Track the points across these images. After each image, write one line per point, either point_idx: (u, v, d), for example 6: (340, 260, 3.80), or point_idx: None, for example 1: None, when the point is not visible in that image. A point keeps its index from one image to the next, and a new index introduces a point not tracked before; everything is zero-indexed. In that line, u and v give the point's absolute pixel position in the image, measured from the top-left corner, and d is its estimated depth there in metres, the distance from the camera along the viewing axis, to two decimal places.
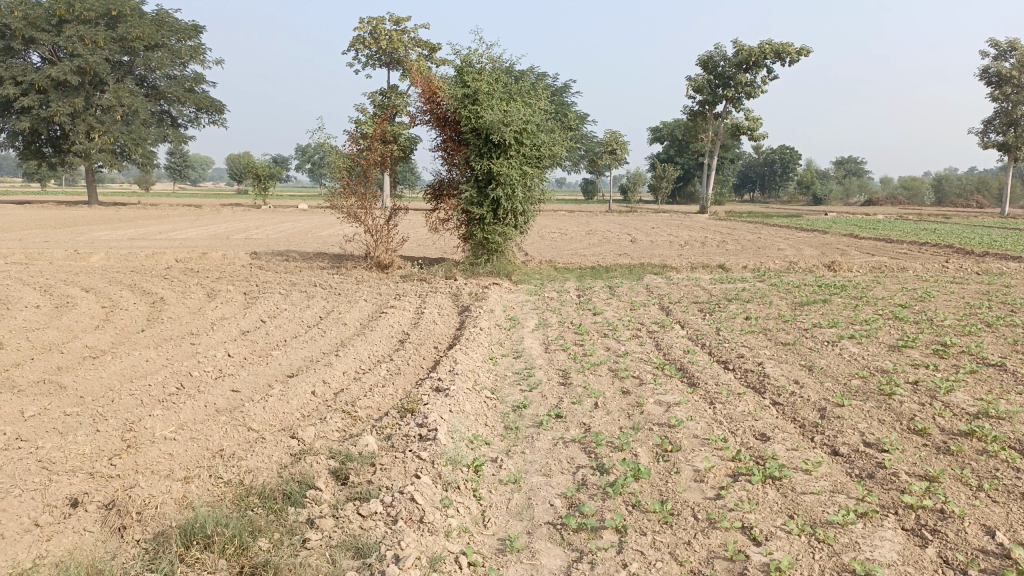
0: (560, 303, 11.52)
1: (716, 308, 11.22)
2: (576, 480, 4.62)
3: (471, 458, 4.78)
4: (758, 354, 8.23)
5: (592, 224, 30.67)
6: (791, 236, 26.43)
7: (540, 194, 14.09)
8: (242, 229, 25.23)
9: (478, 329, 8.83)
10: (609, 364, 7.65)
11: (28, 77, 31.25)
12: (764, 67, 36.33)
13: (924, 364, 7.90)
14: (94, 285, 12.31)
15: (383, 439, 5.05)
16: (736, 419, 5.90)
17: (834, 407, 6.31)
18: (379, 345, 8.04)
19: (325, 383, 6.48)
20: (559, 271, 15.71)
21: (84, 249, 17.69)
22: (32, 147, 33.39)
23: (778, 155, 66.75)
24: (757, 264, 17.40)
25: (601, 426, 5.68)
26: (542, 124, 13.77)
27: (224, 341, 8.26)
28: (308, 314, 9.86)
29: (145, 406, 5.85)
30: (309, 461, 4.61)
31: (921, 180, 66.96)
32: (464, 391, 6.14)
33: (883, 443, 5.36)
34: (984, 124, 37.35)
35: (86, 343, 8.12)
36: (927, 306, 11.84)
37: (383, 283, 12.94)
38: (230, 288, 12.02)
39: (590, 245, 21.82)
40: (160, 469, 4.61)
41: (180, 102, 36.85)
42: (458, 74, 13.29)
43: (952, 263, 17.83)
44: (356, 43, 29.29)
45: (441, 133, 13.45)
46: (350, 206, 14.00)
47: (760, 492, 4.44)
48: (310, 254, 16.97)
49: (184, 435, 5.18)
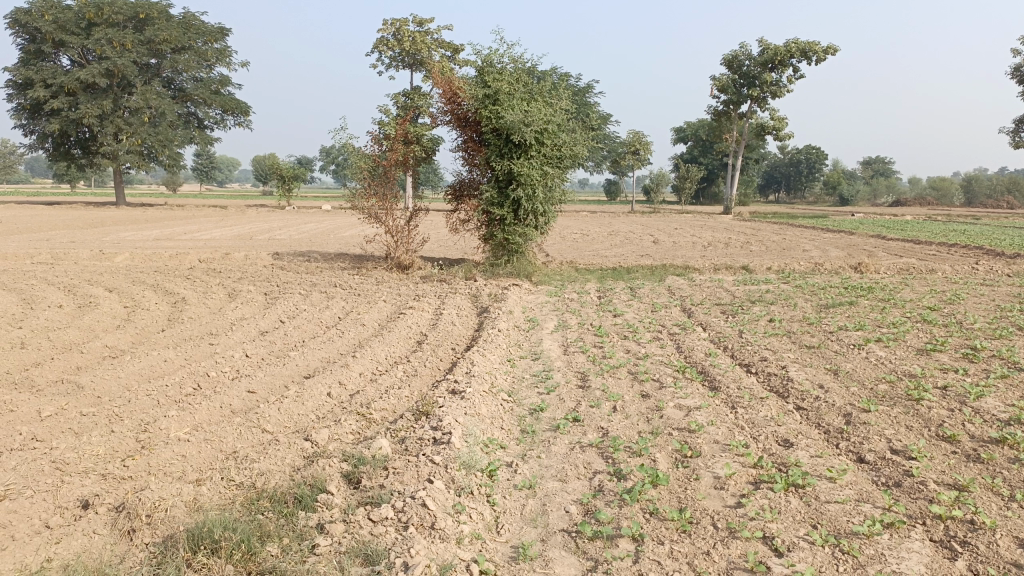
0: (580, 304, 11.40)
1: (739, 310, 11.05)
2: (592, 485, 4.52)
3: (485, 462, 4.70)
4: (782, 357, 8.06)
5: (614, 225, 30.51)
6: (816, 236, 26.09)
7: (561, 194, 13.98)
8: (266, 229, 25.44)
9: (497, 330, 8.76)
10: (629, 366, 7.54)
11: (58, 80, 31.73)
12: (790, 66, 35.93)
13: (953, 368, 7.69)
14: (117, 284, 12.41)
15: (398, 442, 4.99)
16: (758, 424, 5.76)
17: (860, 412, 6.14)
18: (396, 346, 7.99)
19: (342, 385, 6.44)
20: (580, 271, 15.62)
21: (109, 249, 17.89)
22: (62, 149, 33.89)
23: (804, 155, 66.03)
24: (782, 265, 17.16)
25: (620, 430, 5.57)
26: (563, 124, 13.67)
27: (242, 341, 8.26)
28: (327, 315, 9.85)
29: (161, 407, 5.84)
30: (322, 464, 4.56)
31: (950, 180, 65.88)
32: (480, 394, 6.05)
33: (910, 450, 5.20)
34: (1016, 122, 36.67)
35: (106, 343, 8.17)
36: (957, 309, 11.57)
37: (403, 284, 12.91)
38: (251, 288, 12.06)
39: (612, 245, 21.69)
40: (172, 471, 4.59)
41: (206, 104, 37.13)
42: (479, 74, 13.24)
43: (982, 265, 17.48)
44: (380, 45, 29.42)
45: (462, 133, 13.41)
46: (371, 207, 14.00)
47: (783, 501, 4.30)
48: (332, 255, 17.04)
49: (198, 436, 5.16)
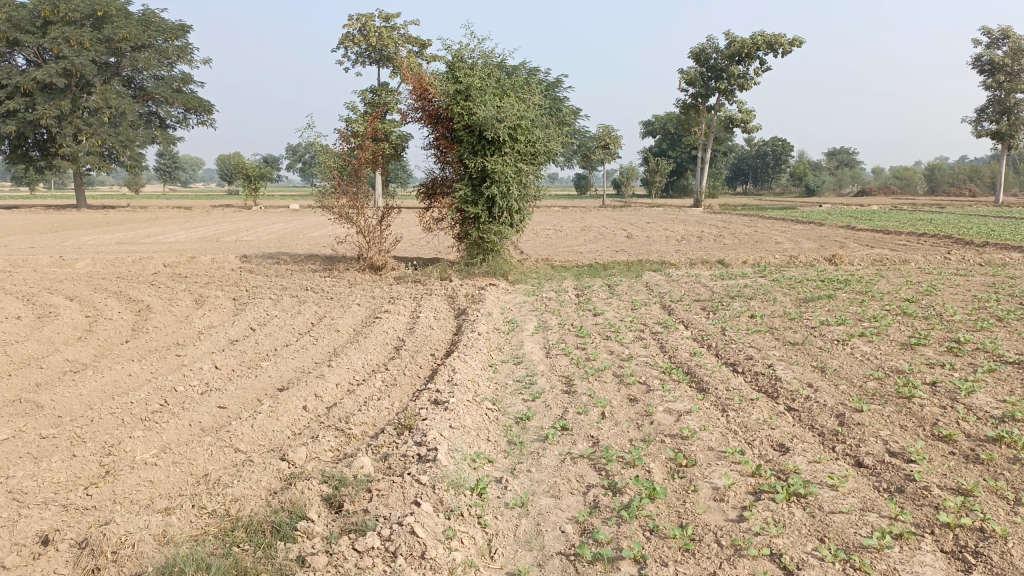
0: (559, 304, 11.19)
1: (719, 307, 10.93)
2: (587, 501, 4.32)
3: (474, 479, 4.46)
4: (767, 355, 7.92)
5: (586, 220, 30.41)
6: (788, 229, 26.16)
7: (536, 191, 13.75)
8: (234, 230, 24.90)
9: (476, 333, 8.51)
10: (614, 369, 7.35)
11: (13, 80, 30.78)
12: (757, 58, 36.05)
13: (939, 362, 7.62)
14: (78, 292, 11.95)
15: (380, 460, 4.74)
16: (751, 428, 5.60)
17: (853, 412, 6.00)
18: (373, 354, 7.71)
19: (317, 397, 6.14)
20: (556, 269, 15.41)
21: (69, 254, 17.31)
22: (19, 151, 32.89)
23: (770, 147, 66.59)
24: (758, 258, 17.13)
25: (610, 439, 5.36)
26: (536, 120, 13.44)
27: (211, 351, 7.93)
28: (299, 321, 9.52)
29: (125, 427, 5.51)
30: (300, 488, 4.30)
31: (913, 169, 66.84)
32: (464, 404, 5.81)
33: (909, 453, 5.07)
34: (978, 112, 37.19)
35: (66, 357, 7.78)
36: (934, 300, 11.57)
37: (377, 286, 12.60)
38: (219, 294, 11.68)
39: (586, 241, 21.54)
40: (140, 499, 4.30)
41: (168, 103, 36.30)
42: (449, 70, 12.97)
43: (954, 254, 17.60)
44: (345, 40, 28.93)
45: (433, 131, 13.11)
46: (341, 207, 13.68)
47: (787, 513, 4.13)
48: (302, 257, 16.65)
49: (166, 459, 4.85)
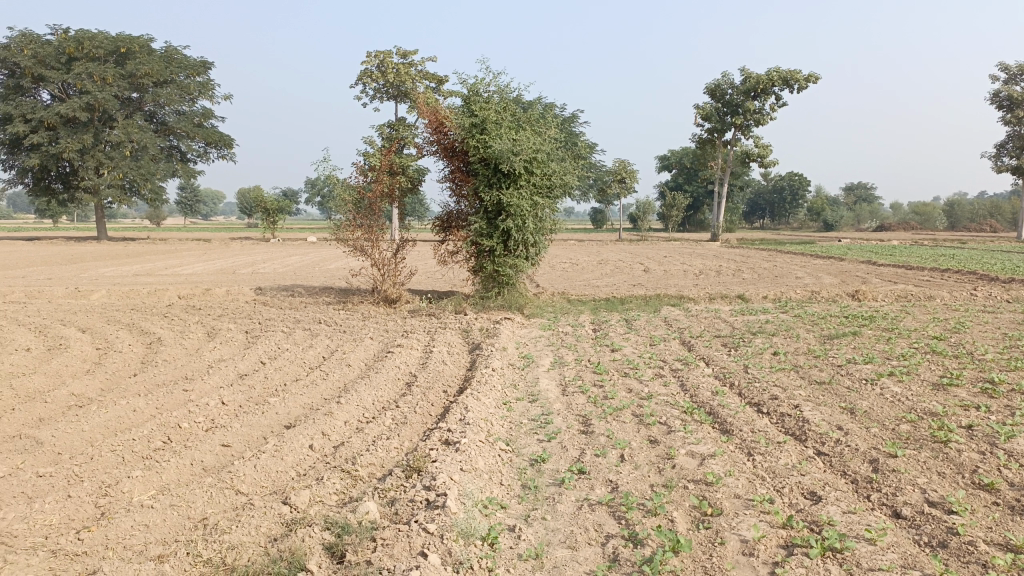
0: (575, 339, 10.93)
1: (741, 343, 10.63)
2: (606, 554, 4.04)
3: (486, 528, 4.20)
4: (793, 395, 7.61)
5: (603, 253, 30.21)
6: (807, 264, 25.82)
7: (552, 224, 13.58)
8: (251, 263, 24.94)
9: (490, 369, 8.27)
10: (633, 408, 7.06)
11: (38, 114, 31.25)
12: (773, 94, 36.03)
13: (974, 404, 7.27)
14: (91, 324, 11.86)
15: (386, 505, 4.49)
16: (780, 474, 5.30)
17: (887, 458, 5.68)
18: (384, 389, 7.49)
19: (325, 436, 5.91)
20: (573, 303, 15.17)
21: (85, 286, 17.30)
22: (42, 184, 33.32)
23: (787, 182, 66.37)
24: (778, 294, 16.80)
25: (630, 484, 5.08)
26: (552, 152, 13.32)
27: (219, 386, 7.73)
28: (310, 355, 9.32)
29: (125, 466, 5.30)
30: (301, 535, 4.06)
31: (932, 204, 66.33)
32: (477, 445, 5.56)
33: (950, 503, 4.74)
34: (998, 148, 36.86)
35: (72, 391, 7.61)
36: (963, 338, 11.21)
37: (390, 319, 12.43)
38: (231, 326, 11.54)
39: (602, 275, 21.33)
40: (133, 544, 4.08)
41: (189, 137, 36.67)
42: (465, 103, 12.92)
43: (980, 291, 17.20)
44: (363, 76, 29.18)
45: (449, 163, 13.02)
46: (356, 239, 13.55)
47: (823, 570, 3.83)
48: (316, 289, 16.54)
49: (164, 501, 4.62)
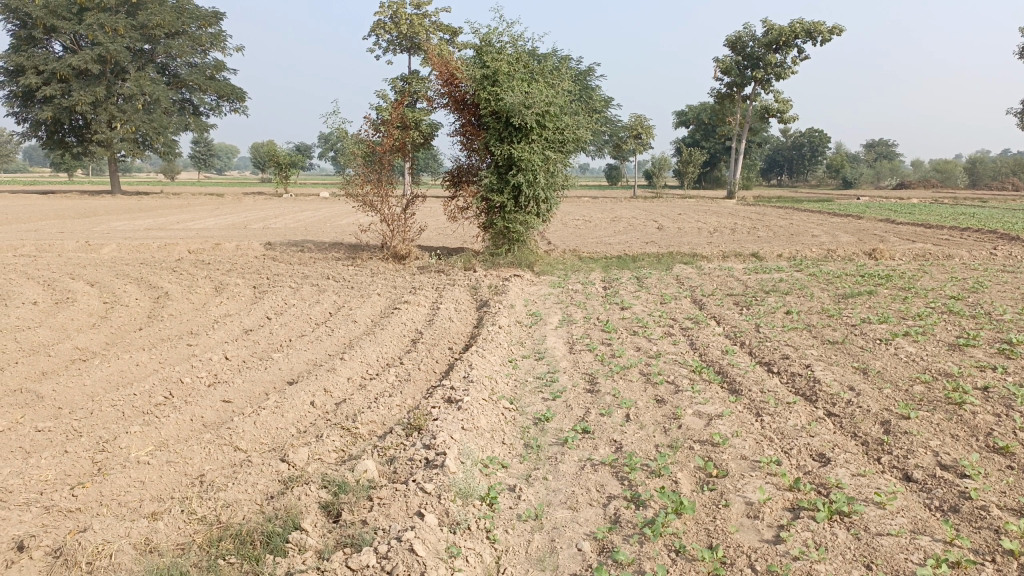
0: (585, 297, 10.78)
1: (753, 301, 10.45)
2: (608, 515, 3.96)
3: (485, 488, 4.11)
4: (805, 354, 7.47)
5: (617, 210, 29.86)
6: (824, 221, 25.41)
7: (564, 180, 13.33)
8: (263, 217, 24.86)
9: (497, 326, 8.16)
10: (640, 367, 6.95)
11: (49, 66, 30.98)
12: (794, 47, 35.12)
13: (991, 365, 7.11)
14: (100, 278, 11.82)
15: (385, 463, 4.42)
16: (789, 435, 5.19)
17: (900, 420, 5.55)
18: (389, 346, 7.41)
19: (327, 392, 5.85)
20: (584, 260, 15.01)
21: (96, 239, 17.26)
22: (56, 137, 33.18)
23: (807, 139, 65.14)
24: (793, 252, 16.54)
25: (635, 444, 4.98)
26: (565, 106, 13.01)
27: (224, 341, 7.67)
28: (317, 310, 9.25)
29: (124, 421, 5.27)
30: (297, 493, 4.00)
31: (954, 161, 65.06)
32: (479, 403, 5.47)
33: (963, 467, 4.62)
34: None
35: (76, 344, 7.59)
36: (982, 298, 10.97)
37: (399, 275, 12.32)
38: (238, 281, 11.47)
39: (615, 232, 21.07)
40: (128, 501, 4.05)
41: (201, 90, 36.34)
42: (476, 55, 12.61)
43: (1001, 250, 16.86)
44: (376, 28, 28.61)
45: (460, 117, 12.78)
46: (365, 195, 13.37)
47: (829, 535, 3.73)
48: (327, 244, 16.45)
49: (161, 457, 4.58)
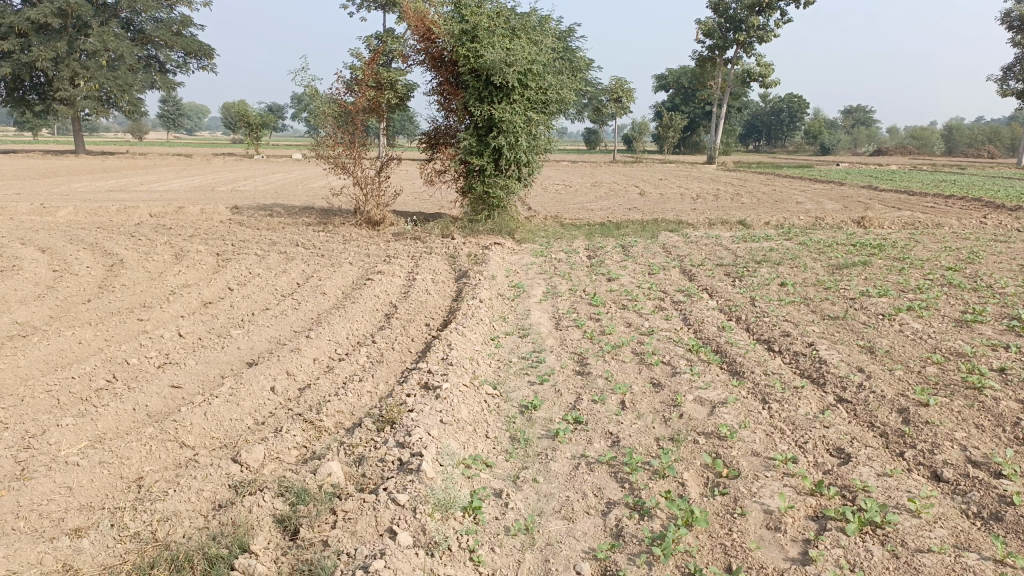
0: (569, 267, 10.21)
1: (745, 272, 9.96)
2: (608, 527, 3.45)
3: (466, 497, 3.57)
4: (806, 332, 6.97)
5: (596, 175, 29.20)
6: (808, 188, 24.95)
7: (546, 142, 12.70)
8: (232, 180, 23.88)
9: (478, 300, 7.58)
10: (633, 346, 6.43)
11: (6, 19, 29.49)
12: (778, 9, 34.40)
13: (1003, 344, 6.69)
14: (52, 244, 11.04)
15: (352, 464, 3.88)
16: (801, 426, 4.70)
17: (917, 407, 5.08)
18: (361, 322, 6.82)
19: (290, 377, 5.26)
20: (566, 228, 14.43)
21: (51, 202, 16.30)
22: (15, 94, 31.58)
23: (786, 104, 64.65)
24: (781, 220, 16.08)
25: (634, 438, 4.47)
26: (549, 64, 12.29)
27: (178, 315, 7.02)
28: (283, 281, 8.59)
29: (58, 410, 4.66)
30: (248, 504, 3.44)
31: (930, 129, 65.09)
32: (460, 390, 4.92)
33: (997, 464, 4.16)
34: (1004, 71, 35.60)
35: (15, 319, 6.89)
36: (979, 269, 10.58)
37: (373, 243, 11.65)
38: (201, 248, 10.75)
39: (597, 198, 20.48)
40: (51, 512, 3.45)
41: (167, 46, 34.83)
42: (455, 8, 11.81)
43: (990, 218, 16.53)
44: None
45: (436, 75, 12.04)
46: (337, 156, 12.60)
47: (863, 552, 3.27)
48: (296, 208, 15.70)
49: (95, 456, 3.98)
